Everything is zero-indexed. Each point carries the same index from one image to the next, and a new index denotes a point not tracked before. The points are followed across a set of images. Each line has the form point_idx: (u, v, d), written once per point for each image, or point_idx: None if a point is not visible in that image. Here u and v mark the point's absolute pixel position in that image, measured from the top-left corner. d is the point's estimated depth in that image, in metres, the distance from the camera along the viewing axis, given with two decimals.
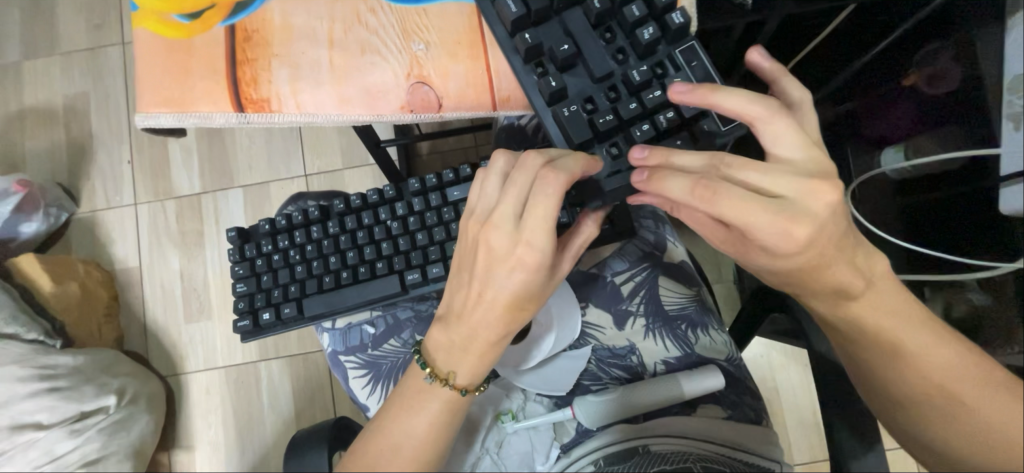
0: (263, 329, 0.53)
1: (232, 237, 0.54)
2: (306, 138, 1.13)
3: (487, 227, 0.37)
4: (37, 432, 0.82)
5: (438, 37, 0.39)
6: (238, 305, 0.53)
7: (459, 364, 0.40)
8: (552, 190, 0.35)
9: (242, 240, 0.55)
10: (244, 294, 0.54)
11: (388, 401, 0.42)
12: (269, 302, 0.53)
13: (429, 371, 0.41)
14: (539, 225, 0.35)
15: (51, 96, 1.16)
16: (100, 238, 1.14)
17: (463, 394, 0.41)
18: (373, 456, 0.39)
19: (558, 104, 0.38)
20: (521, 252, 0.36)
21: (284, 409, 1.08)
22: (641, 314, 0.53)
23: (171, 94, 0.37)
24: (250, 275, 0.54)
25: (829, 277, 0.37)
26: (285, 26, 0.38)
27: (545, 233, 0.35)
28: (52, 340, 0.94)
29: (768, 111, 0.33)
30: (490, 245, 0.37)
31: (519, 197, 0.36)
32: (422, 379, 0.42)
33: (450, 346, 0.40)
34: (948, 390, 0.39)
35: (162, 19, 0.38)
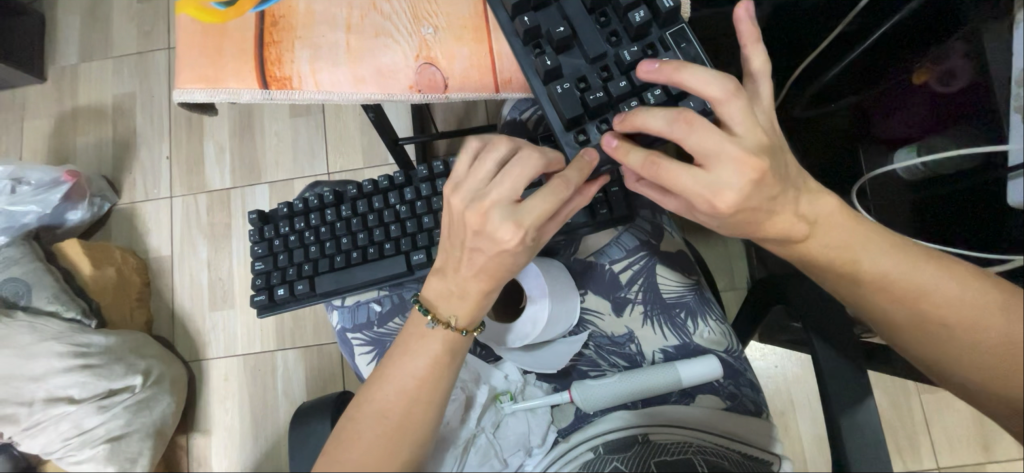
0: (278, 304, 0.56)
1: (253, 219, 0.57)
2: (330, 137, 1.18)
3: (483, 212, 0.38)
4: (69, 406, 0.93)
5: (446, 22, 0.42)
6: (256, 282, 0.56)
7: (456, 308, 0.43)
8: (551, 191, 0.37)
9: (262, 222, 0.58)
10: (261, 271, 0.56)
11: (390, 349, 0.45)
12: (284, 279, 0.55)
13: (430, 316, 0.44)
14: (535, 211, 0.37)
15: (101, 96, 1.26)
16: (137, 227, 1.21)
17: (463, 334, 0.44)
18: (364, 417, 0.42)
19: (552, 83, 0.39)
20: (510, 233, 0.38)
21: (297, 398, 1.11)
22: (639, 301, 0.53)
23: (205, 74, 0.41)
24: (268, 254, 0.57)
25: (783, 225, 0.39)
26: (308, 12, 0.42)
27: (539, 215, 0.37)
28: (87, 319, 1.01)
29: (725, 93, 0.35)
30: (483, 225, 0.38)
31: (515, 188, 0.38)
32: (424, 325, 0.44)
33: (447, 293, 0.44)
34: (951, 343, 0.40)
35: (202, 6, 0.42)
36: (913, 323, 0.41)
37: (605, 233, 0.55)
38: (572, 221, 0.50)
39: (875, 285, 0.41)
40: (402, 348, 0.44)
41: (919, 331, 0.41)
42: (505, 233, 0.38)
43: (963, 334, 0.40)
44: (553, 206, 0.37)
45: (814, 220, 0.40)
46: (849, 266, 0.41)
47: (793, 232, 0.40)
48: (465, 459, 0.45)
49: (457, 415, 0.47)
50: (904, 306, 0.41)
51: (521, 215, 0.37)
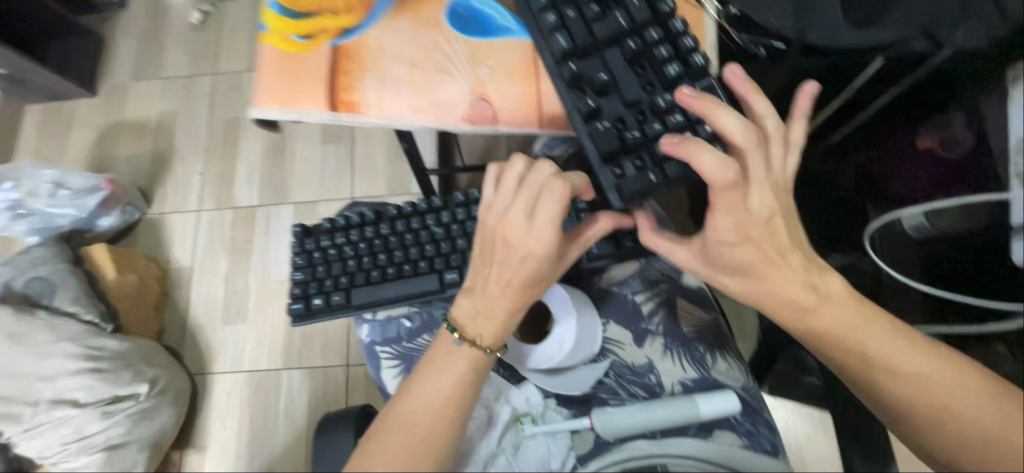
0: (312, 314, 0.57)
1: (296, 231, 0.60)
2: (357, 165, 1.24)
3: (504, 223, 0.43)
4: (72, 409, 0.92)
5: (500, 64, 0.46)
6: (294, 290, 0.58)
7: (484, 328, 0.45)
8: (558, 197, 0.41)
9: (304, 236, 0.61)
10: (299, 281, 0.59)
11: (415, 369, 0.46)
12: (321, 290, 0.58)
13: (457, 335, 0.46)
14: (547, 224, 0.42)
15: (147, 113, 1.35)
16: (162, 238, 1.25)
17: (487, 353, 0.45)
18: (391, 425, 0.43)
19: (592, 121, 0.43)
20: (533, 244, 0.42)
21: (297, 421, 1.10)
22: (659, 333, 0.55)
23: (280, 94, 0.45)
24: (307, 266, 0.59)
25: (796, 269, 0.42)
26: (378, 49, 0.46)
27: (552, 229, 0.42)
28: (105, 324, 1.04)
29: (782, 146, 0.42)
30: (507, 238, 0.43)
31: (529, 200, 0.42)
32: (451, 342, 0.46)
33: (474, 314, 0.46)
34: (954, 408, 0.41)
35: (285, 38, 0.47)
36: (924, 411, 0.42)
37: (628, 265, 0.58)
38: (598, 250, 0.53)
39: (879, 331, 0.43)
40: (431, 368, 0.45)
41: (926, 427, 0.43)
42: (533, 244, 0.42)
43: (971, 400, 0.41)
44: (562, 211, 0.41)
45: (823, 294, 0.43)
46: (845, 330, 0.43)
47: (808, 277, 0.42)
48: None
49: (479, 432, 0.48)
50: (914, 395, 0.42)
51: (538, 227, 0.42)
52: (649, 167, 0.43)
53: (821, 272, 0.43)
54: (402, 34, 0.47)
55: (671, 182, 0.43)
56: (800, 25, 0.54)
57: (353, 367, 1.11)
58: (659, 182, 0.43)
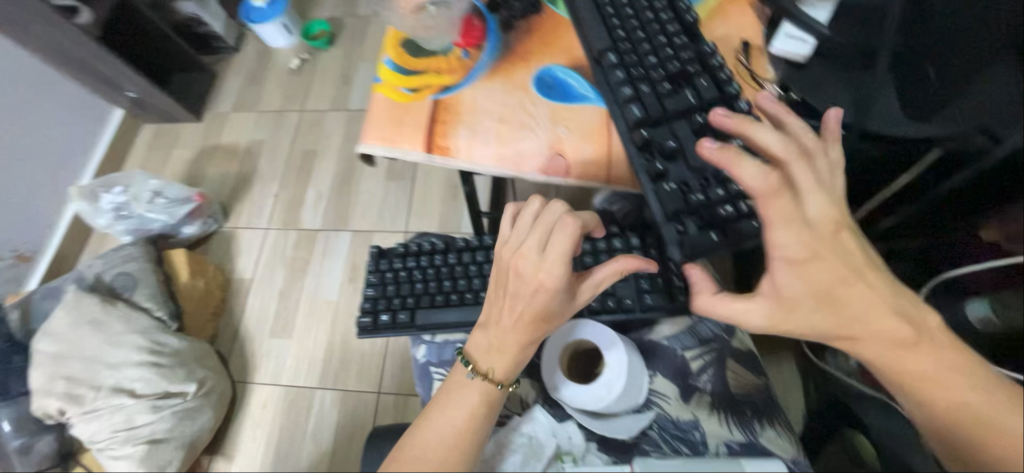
0: (378, 329, 0.62)
1: (374, 252, 0.68)
2: (414, 202, 1.34)
3: (518, 255, 0.49)
4: (128, 399, 1.00)
5: (577, 125, 0.52)
6: (364, 305, 0.64)
7: (495, 362, 0.50)
8: (568, 234, 0.47)
9: (378, 257, 0.68)
10: (370, 297, 0.64)
11: (431, 402, 0.52)
12: (388, 307, 0.63)
13: (470, 368, 0.51)
14: (558, 259, 0.47)
15: (238, 139, 1.52)
16: (232, 250, 1.37)
17: (500, 388, 0.50)
18: (411, 450, 0.48)
19: (659, 182, 0.48)
20: (544, 277, 0.48)
21: (323, 442, 1.11)
22: (707, 391, 0.57)
23: (385, 134, 0.53)
24: (379, 284, 0.65)
25: (859, 333, 0.42)
26: (472, 105, 0.54)
27: (562, 264, 0.47)
28: (171, 322, 1.13)
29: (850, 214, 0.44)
30: (520, 269, 0.49)
31: (541, 237, 0.48)
32: (464, 375, 0.51)
33: (487, 347, 0.51)
34: None
35: (395, 89, 0.55)
36: None
37: (678, 320, 0.61)
38: (652, 299, 0.57)
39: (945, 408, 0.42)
40: (444, 401, 0.50)
41: None
42: (542, 276, 0.48)
43: None
44: (571, 247, 0.47)
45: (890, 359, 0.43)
46: None
47: (871, 343, 0.43)
48: None
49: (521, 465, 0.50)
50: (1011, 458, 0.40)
51: (548, 261, 0.47)
52: (711, 228, 0.46)
53: (895, 338, 0.43)
54: (493, 95, 0.54)
55: (731, 243, 0.46)
56: (859, 112, 0.55)
57: (384, 395, 1.13)
58: (721, 241, 0.46)
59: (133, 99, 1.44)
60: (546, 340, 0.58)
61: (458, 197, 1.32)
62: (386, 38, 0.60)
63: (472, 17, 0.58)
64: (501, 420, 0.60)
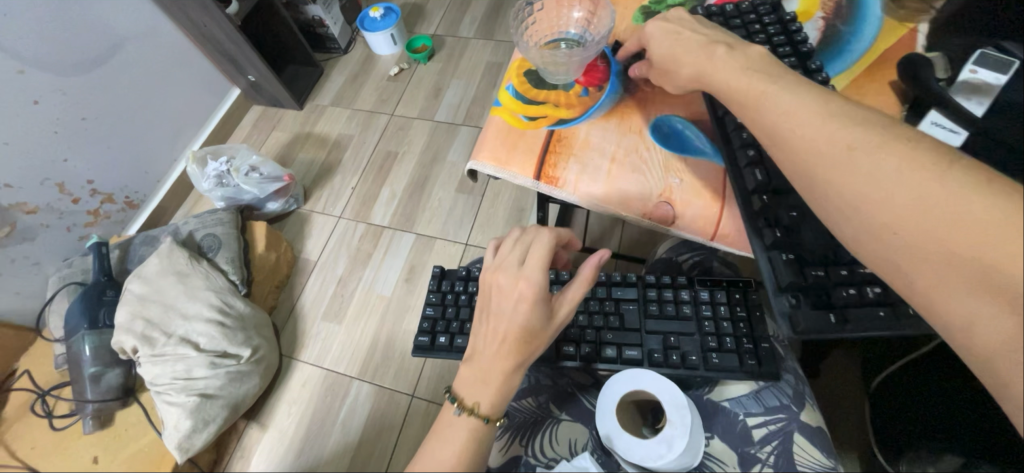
0: (434, 349, 0.69)
1: (436, 272, 0.76)
2: (479, 217, 1.37)
3: (498, 271, 0.54)
4: (192, 351, 1.07)
5: (691, 179, 0.53)
6: (424, 325, 0.71)
7: (481, 396, 0.51)
8: (542, 245, 0.54)
9: (440, 276, 0.77)
10: (429, 317, 0.72)
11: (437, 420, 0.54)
12: (446, 330, 0.70)
13: (457, 403, 0.52)
14: (535, 267, 0.52)
15: (331, 130, 1.64)
16: (305, 231, 1.45)
17: (485, 421, 0.51)
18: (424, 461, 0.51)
19: (774, 251, 0.46)
20: (523, 286, 0.51)
21: (351, 433, 1.12)
22: (770, 464, 0.54)
23: (496, 155, 0.56)
24: (438, 304, 0.73)
25: None
26: (586, 141, 0.56)
27: (539, 269, 0.52)
28: (242, 287, 1.21)
29: None
30: (500, 284, 0.53)
31: (520, 253, 0.54)
32: (452, 411, 0.53)
33: (473, 382, 0.52)
34: None
35: (514, 115, 0.59)
36: None
37: (743, 385, 0.60)
38: (719, 360, 0.59)
39: None
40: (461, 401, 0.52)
41: None
42: (519, 285, 0.52)
43: None
44: (544, 254, 0.53)
45: None
46: None
47: None
48: None
49: None
50: None
51: (526, 272, 0.52)
52: (828, 308, 0.43)
53: None
54: (608, 135, 0.56)
55: (847, 328, 0.42)
56: None
57: (417, 399, 1.13)
58: (838, 326, 0.42)
59: (250, 82, 1.61)
60: (607, 383, 0.58)
61: (522, 220, 1.34)
62: (511, 65, 0.65)
63: (596, 60, 0.63)
64: (550, 463, 0.58)
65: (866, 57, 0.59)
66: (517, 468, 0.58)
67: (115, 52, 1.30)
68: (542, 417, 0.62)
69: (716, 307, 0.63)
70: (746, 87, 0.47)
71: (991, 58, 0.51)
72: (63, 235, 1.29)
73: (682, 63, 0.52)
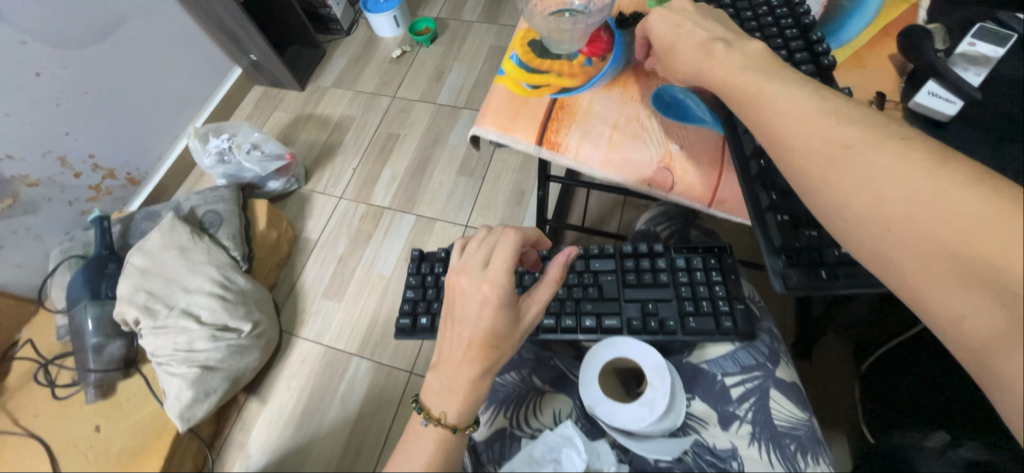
0: (415, 330, 0.69)
1: (414, 253, 0.75)
2: (479, 199, 1.38)
3: (461, 273, 0.53)
4: (193, 324, 1.08)
5: (691, 145, 0.54)
6: (404, 307, 0.71)
7: (447, 406, 0.53)
8: (507, 246, 0.53)
9: (418, 258, 0.76)
10: (410, 298, 0.72)
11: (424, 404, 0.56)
12: (427, 310, 0.70)
13: (424, 414, 0.54)
14: (500, 269, 0.51)
15: (333, 111, 1.64)
16: (305, 211, 1.46)
17: (453, 430, 0.53)
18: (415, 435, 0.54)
19: (771, 212, 0.47)
20: (484, 288, 0.51)
21: (349, 408, 1.14)
22: (748, 420, 0.55)
23: (499, 121, 0.56)
24: (418, 287, 0.72)
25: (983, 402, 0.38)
26: (588, 108, 0.57)
27: (503, 271, 0.51)
28: (242, 263, 1.22)
29: None
30: (463, 287, 0.52)
31: (483, 255, 0.53)
32: (421, 423, 0.54)
33: (438, 389, 0.54)
34: None
35: (517, 83, 0.59)
36: None
37: (721, 345, 0.61)
38: (696, 323, 0.60)
39: None
40: (451, 378, 0.53)
41: None
42: (482, 287, 0.51)
43: None
44: (508, 255, 0.52)
45: None
46: None
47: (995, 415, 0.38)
48: None
49: None
50: None
51: (489, 274, 0.51)
52: (818, 266, 0.45)
53: None
54: (611, 103, 0.57)
55: (839, 285, 0.44)
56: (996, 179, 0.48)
57: (415, 376, 1.15)
58: (829, 281, 0.44)
59: (252, 61, 1.61)
60: (589, 352, 0.58)
61: (521, 203, 1.35)
62: (516, 35, 0.65)
63: (601, 30, 0.63)
64: (535, 433, 0.58)
65: (869, 30, 0.60)
66: (501, 436, 0.59)
67: (115, 28, 1.29)
68: (525, 391, 0.62)
69: (691, 273, 0.64)
70: (751, 74, 0.47)
71: (990, 31, 0.51)
72: (65, 208, 1.29)
73: (681, 41, 0.53)
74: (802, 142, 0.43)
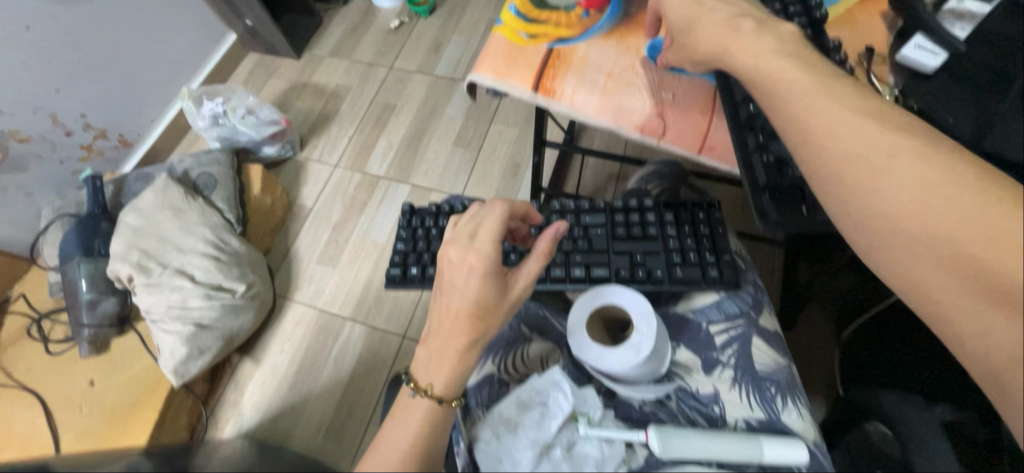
0: (406, 280, 0.70)
1: (405, 207, 0.76)
2: (475, 171, 1.39)
3: (450, 246, 0.55)
4: (187, 282, 1.09)
5: (683, 94, 0.55)
6: (395, 258, 0.72)
7: (434, 378, 0.51)
8: (494, 219, 0.55)
9: (410, 212, 0.76)
10: (401, 250, 0.73)
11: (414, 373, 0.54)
12: (418, 261, 0.71)
13: (411, 386, 0.51)
14: (486, 239, 0.53)
15: (328, 81, 1.62)
16: (299, 179, 1.45)
17: (440, 402, 0.50)
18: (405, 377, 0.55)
19: (757, 154, 0.49)
20: (472, 259, 0.53)
21: (343, 369, 1.16)
22: (730, 365, 0.58)
23: (497, 69, 0.57)
24: (409, 238, 0.73)
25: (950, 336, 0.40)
26: (584, 58, 0.58)
27: (489, 242, 0.53)
28: (237, 225, 1.22)
29: None
30: (451, 258, 0.54)
31: (471, 228, 0.55)
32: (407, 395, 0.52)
33: (427, 362, 0.52)
34: None
35: (516, 32, 0.60)
36: None
37: (707, 295, 0.63)
38: (683, 273, 0.62)
39: None
40: (440, 331, 0.52)
41: None
42: (470, 258, 0.53)
43: None
44: (495, 227, 0.54)
45: None
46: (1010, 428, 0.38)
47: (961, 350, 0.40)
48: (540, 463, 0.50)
49: (539, 421, 0.53)
50: None
51: (476, 245, 0.53)
52: (799, 202, 0.47)
53: None
54: (606, 53, 0.58)
55: (819, 220, 0.46)
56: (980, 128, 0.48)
57: (408, 340, 1.17)
58: (809, 216, 0.46)
59: (247, 26, 1.58)
60: (577, 300, 0.60)
61: (517, 176, 1.36)
62: None
63: None
64: (522, 378, 0.61)
65: None
66: (489, 382, 0.61)
67: None
68: (514, 338, 0.64)
69: (679, 226, 0.66)
70: (750, 30, 0.48)
71: None
72: (57, 167, 1.28)
73: None
74: (798, 95, 0.43)
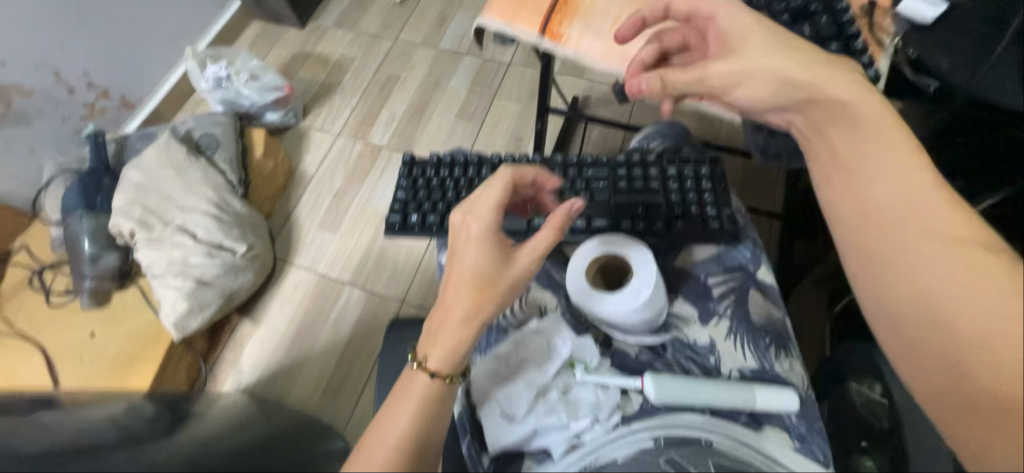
0: (406, 226, 0.72)
1: (406, 158, 0.77)
2: (476, 144, 1.40)
3: (456, 213, 0.56)
4: (189, 240, 1.10)
5: None
6: (395, 206, 0.73)
7: (431, 350, 0.51)
8: (496, 186, 0.55)
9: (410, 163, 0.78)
10: (401, 198, 0.74)
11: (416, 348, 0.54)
12: (418, 209, 0.73)
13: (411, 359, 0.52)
14: (486, 208, 0.54)
15: (332, 51, 1.62)
16: (301, 146, 1.45)
17: (433, 377, 0.50)
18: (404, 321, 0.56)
19: None
20: (472, 228, 0.54)
21: (342, 331, 1.17)
22: (727, 316, 0.60)
23: (504, 14, 0.64)
24: (409, 188, 0.75)
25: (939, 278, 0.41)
26: (585, 8, 0.65)
27: (489, 210, 0.54)
28: (238, 187, 1.23)
29: None
30: (455, 226, 0.55)
31: (475, 198, 0.56)
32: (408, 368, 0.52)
33: (428, 339, 0.52)
34: None
35: None
36: None
37: (707, 249, 0.65)
38: (684, 225, 0.66)
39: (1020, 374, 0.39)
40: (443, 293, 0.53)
41: None
42: (470, 229, 0.53)
43: None
44: (497, 195, 0.55)
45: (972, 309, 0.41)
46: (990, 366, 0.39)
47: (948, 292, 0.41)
48: (536, 404, 0.54)
49: (540, 363, 0.57)
50: None
51: (477, 214, 0.54)
52: None
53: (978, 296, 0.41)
54: (605, 5, 0.66)
55: None
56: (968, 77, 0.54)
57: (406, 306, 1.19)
58: None
59: None
60: (578, 250, 0.61)
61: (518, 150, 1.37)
62: None
63: None
64: (520, 322, 0.61)
65: None
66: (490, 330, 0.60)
67: None
68: None
69: (681, 180, 0.70)
70: None
71: None
72: (59, 124, 1.28)
73: None
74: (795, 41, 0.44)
